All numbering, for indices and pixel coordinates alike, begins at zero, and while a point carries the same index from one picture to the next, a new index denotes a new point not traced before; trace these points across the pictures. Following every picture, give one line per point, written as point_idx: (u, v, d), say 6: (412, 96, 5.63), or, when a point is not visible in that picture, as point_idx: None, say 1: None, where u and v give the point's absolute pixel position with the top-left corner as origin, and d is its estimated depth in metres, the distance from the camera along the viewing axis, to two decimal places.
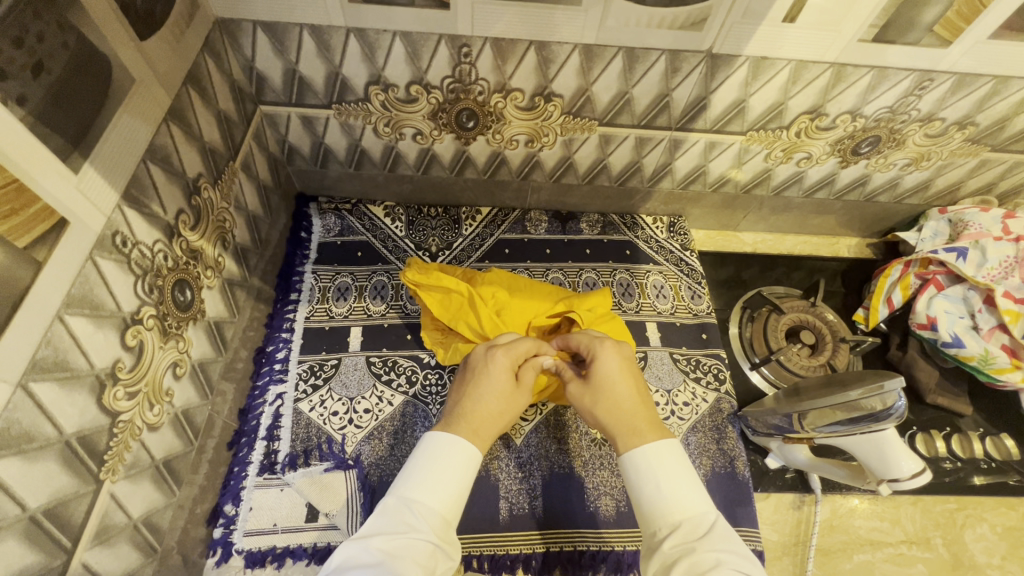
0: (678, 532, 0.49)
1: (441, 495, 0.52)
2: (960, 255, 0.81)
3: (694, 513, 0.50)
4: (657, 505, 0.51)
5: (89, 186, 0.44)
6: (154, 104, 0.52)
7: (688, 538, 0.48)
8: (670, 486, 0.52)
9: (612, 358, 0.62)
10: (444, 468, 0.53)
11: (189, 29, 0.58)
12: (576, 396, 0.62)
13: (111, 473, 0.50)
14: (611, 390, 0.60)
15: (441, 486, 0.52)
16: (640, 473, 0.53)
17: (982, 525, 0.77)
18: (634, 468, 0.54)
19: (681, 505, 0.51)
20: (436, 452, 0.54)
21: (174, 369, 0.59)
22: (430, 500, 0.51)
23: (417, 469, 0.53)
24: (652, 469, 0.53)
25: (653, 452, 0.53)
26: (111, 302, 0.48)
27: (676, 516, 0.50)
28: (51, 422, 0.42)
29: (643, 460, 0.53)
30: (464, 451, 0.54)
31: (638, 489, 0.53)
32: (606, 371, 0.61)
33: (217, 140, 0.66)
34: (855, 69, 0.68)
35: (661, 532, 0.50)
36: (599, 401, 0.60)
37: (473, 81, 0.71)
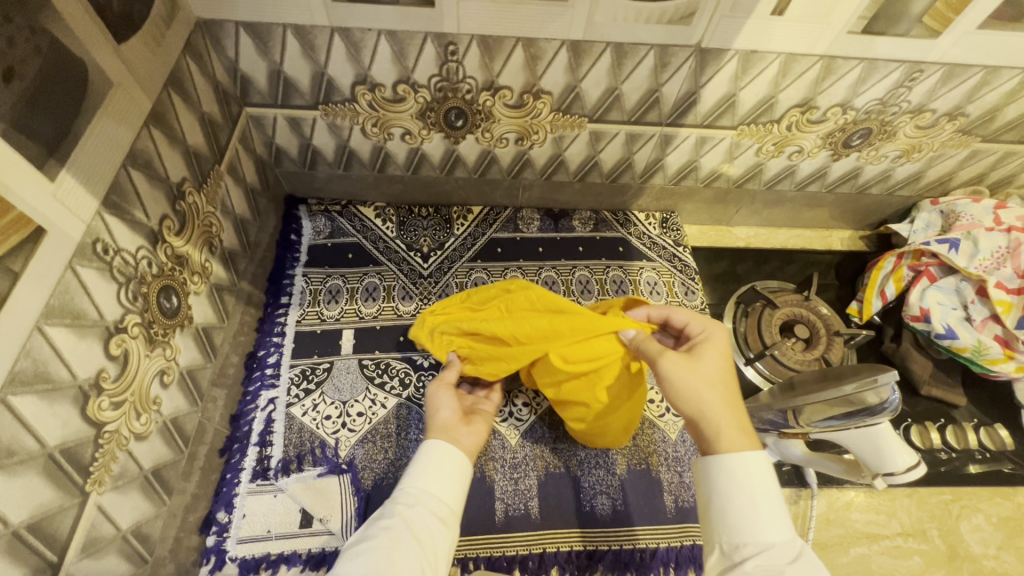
0: (766, 554, 0.46)
1: (443, 491, 0.55)
2: (952, 247, 0.81)
3: (784, 539, 0.47)
4: (746, 522, 0.48)
5: (67, 193, 0.43)
6: (133, 107, 0.51)
7: (774, 561, 0.45)
8: (763, 508, 0.48)
9: (720, 349, 0.59)
10: (437, 466, 0.57)
11: (168, 31, 0.56)
12: (673, 368, 0.57)
13: (98, 485, 0.49)
14: (704, 389, 0.55)
15: (440, 484, 0.55)
16: (728, 485, 0.50)
17: (978, 516, 0.77)
18: (725, 477, 0.50)
19: (767, 527, 0.47)
20: (430, 451, 0.58)
21: (162, 376, 0.58)
22: (428, 495, 0.54)
23: (419, 466, 0.57)
24: (740, 484, 0.49)
25: (760, 459, 0.50)
26: (93, 310, 0.47)
27: (765, 538, 0.47)
28: (32, 435, 0.41)
29: (734, 471, 0.50)
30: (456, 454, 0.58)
31: (725, 502, 0.50)
32: (711, 358, 0.57)
33: (201, 143, 0.65)
34: (845, 61, 0.68)
35: (746, 549, 0.47)
36: (698, 386, 0.55)
37: (461, 79, 0.70)
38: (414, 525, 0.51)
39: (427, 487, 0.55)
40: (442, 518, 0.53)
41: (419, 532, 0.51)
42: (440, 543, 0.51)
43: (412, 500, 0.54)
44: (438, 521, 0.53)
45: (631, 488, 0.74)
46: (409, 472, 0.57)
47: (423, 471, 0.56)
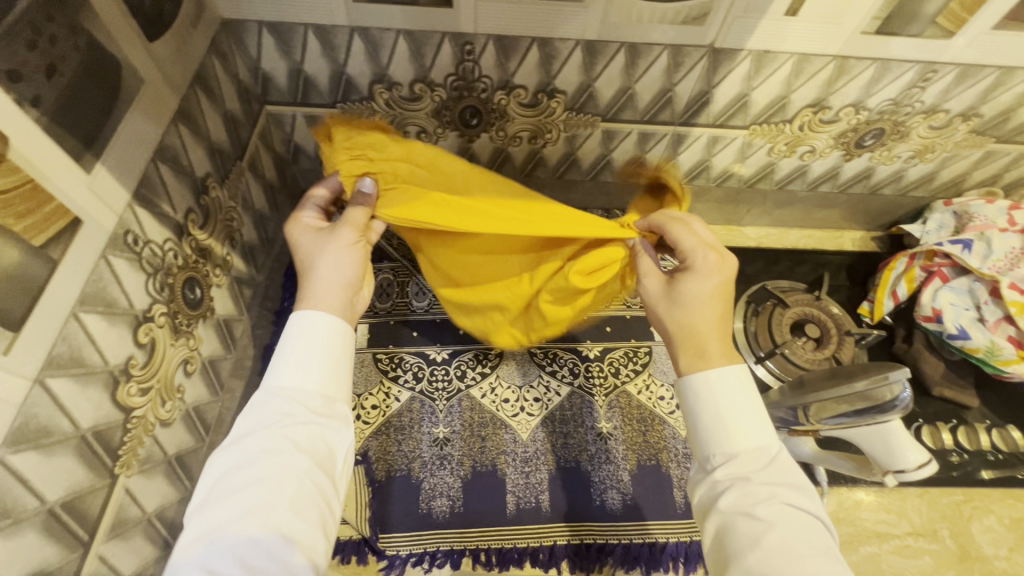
0: (735, 462, 0.51)
1: (305, 376, 0.53)
2: (965, 247, 0.81)
3: (762, 445, 0.51)
4: (716, 433, 0.53)
5: (101, 185, 0.45)
6: (162, 104, 0.53)
7: (742, 469, 0.50)
8: (731, 413, 0.52)
9: (706, 279, 0.56)
10: (314, 349, 0.54)
11: (195, 31, 0.58)
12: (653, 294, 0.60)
13: (126, 468, 0.51)
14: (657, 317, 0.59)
15: (303, 374, 0.53)
16: (698, 395, 0.54)
17: (989, 517, 0.77)
18: (691, 394, 0.54)
19: (741, 436, 0.52)
20: (296, 329, 0.54)
21: (185, 365, 0.60)
22: (299, 389, 0.53)
23: (285, 352, 0.54)
24: (712, 398, 0.53)
25: (718, 379, 0.53)
26: (124, 299, 0.49)
27: (735, 447, 0.51)
28: (67, 417, 0.43)
29: (705, 389, 0.53)
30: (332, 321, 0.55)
31: (694, 409, 0.54)
32: (695, 288, 0.56)
33: (224, 140, 0.67)
34: (858, 61, 0.68)
35: (717, 457, 0.52)
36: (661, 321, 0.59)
37: (477, 78, 0.71)
38: (300, 435, 0.50)
39: (299, 379, 0.53)
40: (334, 412, 0.53)
41: (308, 440, 0.50)
42: (329, 431, 0.52)
43: (276, 397, 0.52)
44: (322, 416, 0.52)
45: (640, 483, 0.74)
46: (280, 362, 0.53)
47: (290, 364, 0.53)
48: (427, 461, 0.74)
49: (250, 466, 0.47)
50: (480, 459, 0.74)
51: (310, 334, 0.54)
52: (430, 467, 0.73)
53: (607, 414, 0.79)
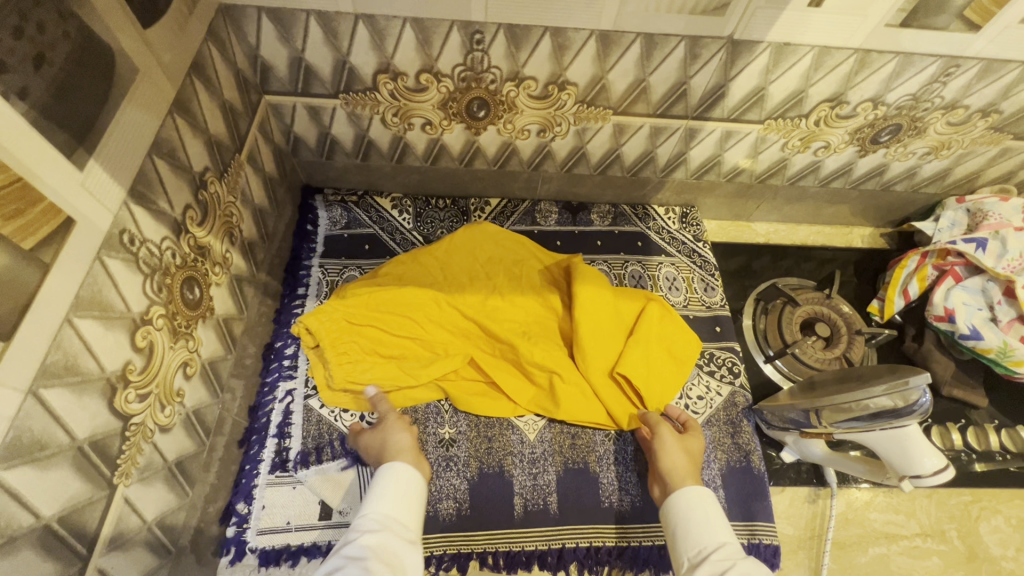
0: (724, 548, 0.55)
1: (403, 509, 0.57)
2: (979, 247, 0.80)
3: (732, 541, 0.56)
4: (704, 528, 0.57)
5: (96, 183, 0.43)
6: (158, 95, 0.50)
7: (732, 554, 0.54)
8: (717, 520, 0.58)
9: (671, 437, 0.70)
10: (398, 492, 0.58)
11: (191, 17, 0.55)
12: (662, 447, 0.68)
13: (125, 477, 0.49)
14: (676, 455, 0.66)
15: (402, 506, 0.57)
16: (684, 508, 0.60)
17: (997, 517, 0.77)
18: (681, 498, 0.61)
19: (724, 532, 0.57)
20: (388, 474, 0.60)
21: (184, 368, 0.58)
22: (397, 521, 0.55)
23: (379, 494, 0.58)
24: (701, 501, 0.60)
25: (700, 495, 0.61)
26: (120, 302, 0.46)
27: (721, 538, 0.56)
28: (63, 427, 0.41)
29: (683, 503, 0.61)
30: (413, 474, 0.61)
31: (685, 523, 0.59)
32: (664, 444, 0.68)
33: (222, 132, 0.64)
34: (880, 55, 0.66)
35: (706, 550, 0.55)
36: (672, 451, 0.67)
37: (486, 69, 0.69)
38: (382, 546, 0.51)
39: (391, 512, 0.56)
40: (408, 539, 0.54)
41: (387, 553, 0.51)
42: (407, 557, 0.52)
43: (374, 524, 0.54)
44: (403, 540, 0.53)
45: (650, 485, 0.73)
46: (373, 502, 0.57)
47: (383, 497, 0.57)
48: (434, 463, 0.72)
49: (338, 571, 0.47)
50: (487, 461, 0.73)
51: (398, 486, 0.59)
52: (437, 469, 0.71)
53: None
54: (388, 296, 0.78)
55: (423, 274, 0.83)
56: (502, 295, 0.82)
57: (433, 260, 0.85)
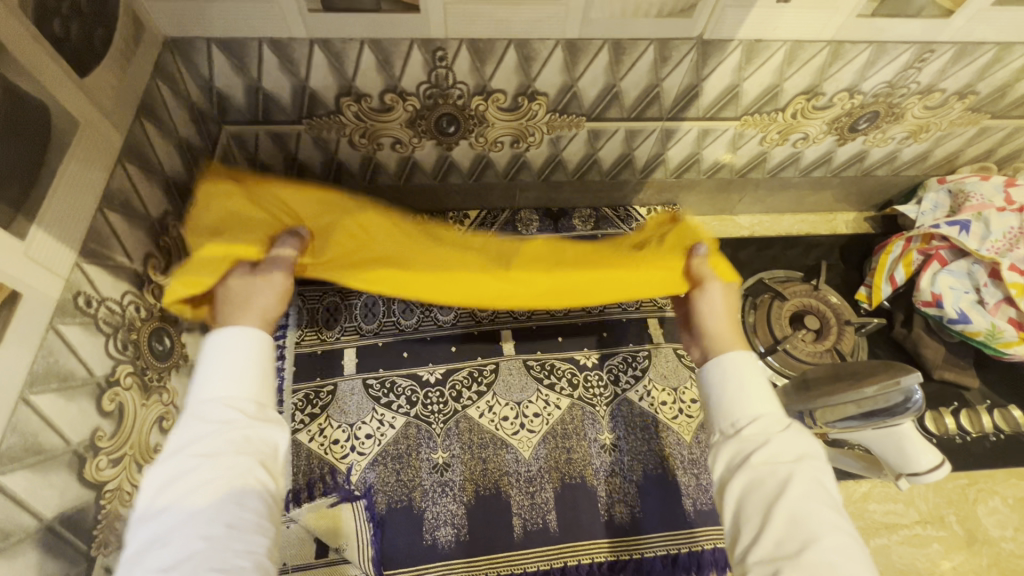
0: (757, 423, 0.50)
1: (244, 377, 0.46)
2: (962, 229, 0.80)
3: (772, 410, 0.51)
4: (737, 401, 0.51)
5: (41, 250, 0.40)
6: (105, 147, 0.48)
7: (765, 429, 0.49)
8: (754, 388, 0.52)
9: (720, 294, 0.62)
10: (238, 360, 0.47)
11: (135, 55, 0.53)
12: (710, 300, 0.62)
13: (104, 547, 0.47)
14: (713, 309, 0.61)
15: (233, 380, 0.46)
16: (719, 377, 0.54)
17: (994, 499, 0.77)
18: (719, 368, 0.54)
19: (760, 402, 0.51)
20: (220, 343, 0.47)
21: (161, 423, 0.56)
22: (231, 397, 0.45)
23: (211, 367, 0.46)
24: (737, 370, 0.53)
25: (738, 364, 0.54)
26: (81, 368, 0.44)
27: (756, 410, 0.50)
28: (27, 511, 0.39)
29: (719, 374, 0.54)
30: (249, 334, 0.48)
31: (726, 384, 0.53)
32: (710, 305, 0.62)
33: (180, 171, 0.61)
34: (853, 45, 0.65)
35: (740, 422, 0.51)
36: (717, 306, 0.62)
37: (451, 85, 0.66)
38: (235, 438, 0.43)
39: (220, 393, 0.45)
40: (269, 418, 0.46)
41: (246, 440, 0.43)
42: (261, 428, 0.45)
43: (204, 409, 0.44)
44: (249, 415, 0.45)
45: (649, 495, 0.73)
46: (203, 383, 0.45)
47: (212, 375, 0.46)
48: (429, 489, 0.71)
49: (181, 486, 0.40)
50: (482, 483, 0.72)
51: (234, 353, 0.47)
52: (432, 495, 0.70)
53: (610, 424, 0.77)
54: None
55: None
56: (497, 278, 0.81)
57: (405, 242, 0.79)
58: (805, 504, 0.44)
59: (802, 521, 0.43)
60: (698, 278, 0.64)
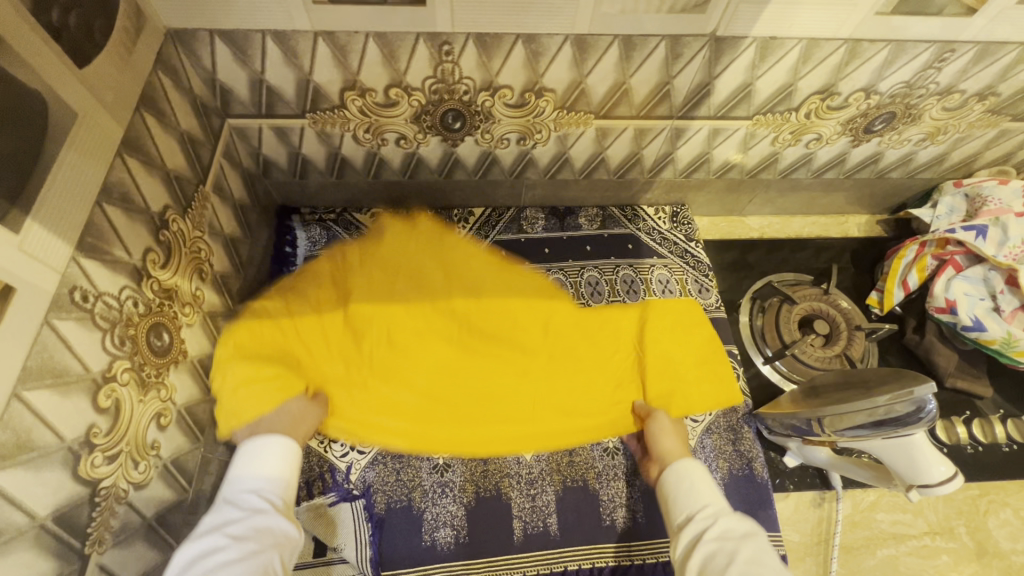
0: (722, 530, 0.57)
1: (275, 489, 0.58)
2: (978, 234, 0.78)
3: (718, 502, 0.62)
4: (689, 497, 0.62)
5: (36, 244, 0.40)
6: (104, 138, 0.47)
7: (730, 537, 0.57)
8: (704, 488, 0.63)
9: (666, 425, 0.72)
10: (275, 464, 0.60)
11: (136, 46, 0.52)
12: (660, 427, 0.71)
13: (98, 545, 0.46)
14: (665, 438, 0.70)
15: (270, 466, 0.59)
16: (674, 482, 0.65)
17: (1005, 510, 0.76)
18: (674, 476, 0.65)
19: (705, 494, 0.62)
20: (261, 448, 0.60)
21: (158, 419, 0.55)
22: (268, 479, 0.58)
23: (258, 462, 0.59)
24: (689, 477, 0.64)
25: (683, 468, 0.65)
26: (76, 364, 0.44)
27: (708, 504, 0.61)
28: (20, 508, 0.38)
29: (674, 479, 0.65)
30: (285, 445, 0.61)
31: (677, 487, 0.64)
32: (658, 429, 0.71)
33: (182, 165, 0.61)
34: (871, 44, 0.63)
35: (693, 513, 0.61)
36: (671, 436, 0.70)
37: (457, 80, 0.65)
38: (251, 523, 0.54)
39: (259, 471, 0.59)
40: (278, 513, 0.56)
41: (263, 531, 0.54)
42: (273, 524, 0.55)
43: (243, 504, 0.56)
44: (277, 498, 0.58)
45: (651, 500, 0.72)
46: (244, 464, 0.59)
47: (259, 460, 0.59)
48: (429, 490, 0.70)
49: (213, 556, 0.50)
50: (483, 484, 0.71)
51: (275, 459, 0.60)
52: (431, 496, 0.69)
53: (614, 427, 0.76)
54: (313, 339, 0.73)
55: (351, 275, 0.80)
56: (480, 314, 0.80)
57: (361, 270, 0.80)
58: (760, 562, 0.53)
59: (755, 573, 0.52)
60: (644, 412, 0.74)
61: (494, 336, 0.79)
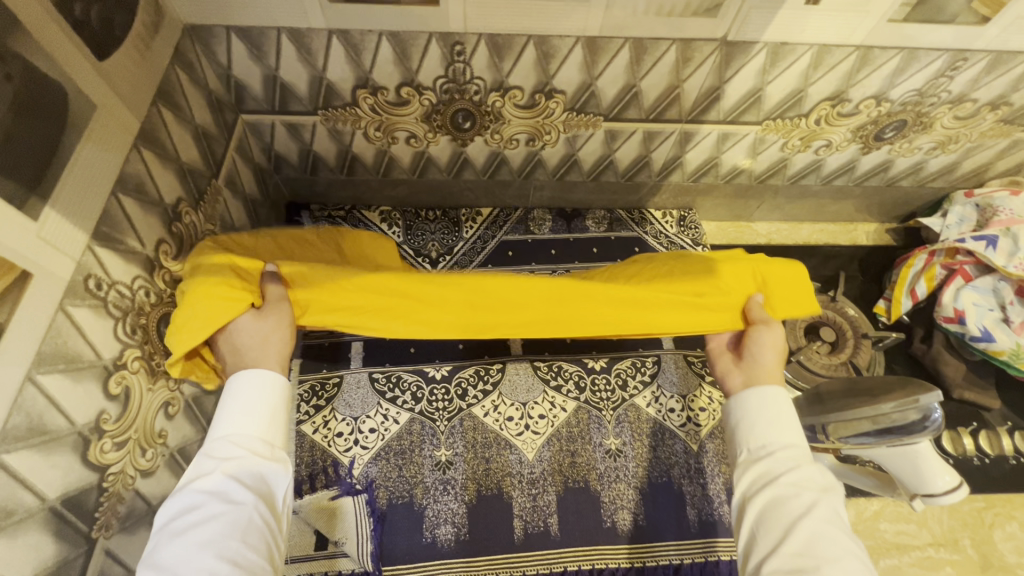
0: (795, 478, 0.48)
1: (262, 428, 0.48)
2: (989, 244, 0.77)
3: (801, 442, 0.51)
4: (760, 430, 0.52)
5: (54, 231, 0.40)
6: (122, 130, 0.48)
7: (803, 489, 0.47)
8: (788, 417, 0.52)
9: (777, 334, 0.57)
10: (259, 403, 0.48)
11: (154, 41, 0.53)
12: (764, 340, 0.57)
13: (105, 530, 0.47)
14: (767, 353, 0.57)
15: (254, 417, 0.48)
16: (751, 405, 0.54)
17: (1012, 524, 0.75)
18: (751, 401, 0.54)
19: (784, 432, 0.51)
20: (244, 382, 0.49)
21: (166, 408, 0.56)
22: (249, 434, 0.47)
23: (238, 403, 0.48)
24: (770, 405, 0.53)
25: (771, 400, 0.53)
26: (89, 351, 0.44)
27: (781, 442, 0.51)
28: (30, 491, 0.39)
29: (753, 403, 0.54)
30: (271, 378, 0.49)
31: (753, 417, 0.53)
32: (762, 340, 0.57)
33: (195, 158, 0.61)
34: (883, 51, 0.63)
35: (769, 447, 0.51)
36: (774, 350, 0.57)
37: (468, 80, 0.66)
38: (246, 475, 0.45)
39: (242, 429, 0.47)
40: (274, 458, 0.47)
41: (256, 480, 0.45)
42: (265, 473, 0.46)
43: (225, 449, 0.46)
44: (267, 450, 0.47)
45: (652, 503, 0.71)
46: (221, 414, 0.48)
47: (238, 410, 0.48)
48: (430, 487, 0.70)
49: (194, 510, 0.42)
50: (484, 482, 0.71)
51: (259, 397, 0.49)
52: (433, 493, 0.70)
53: (616, 429, 0.76)
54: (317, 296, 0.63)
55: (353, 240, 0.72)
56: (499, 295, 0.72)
57: (375, 248, 0.74)
58: (827, 534, 0.44)
59: (818, 540, 0.44)
60: (755, 318, 0.59)
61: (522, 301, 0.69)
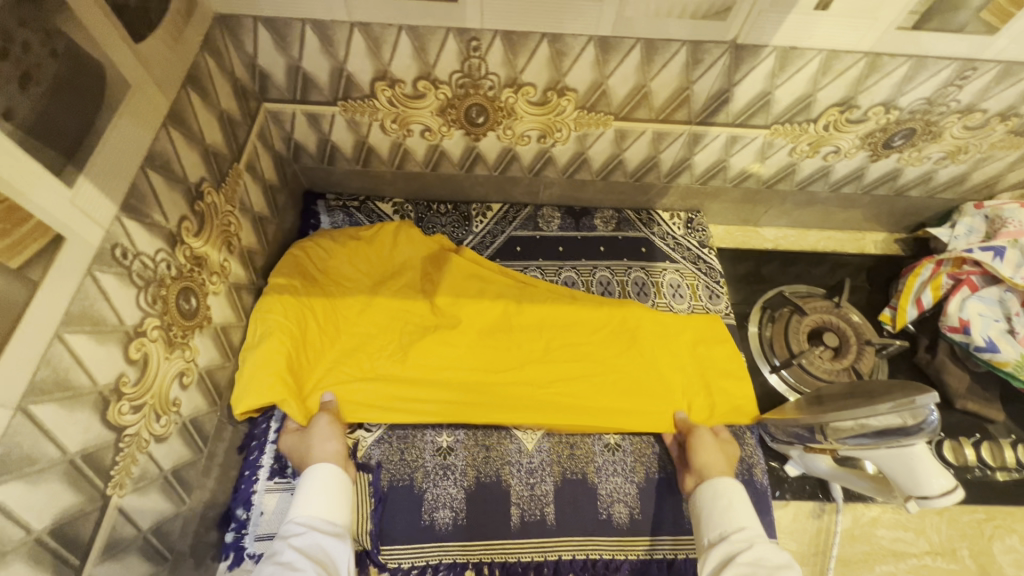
0: (750, 548, 0.56)
1: (328, 512, 0.59)
2: (997, 255, 0.77)
3: (754, 525, 0.60)
4: (721, 518, 0.62)
5: (86, 200, 0.43)
6: (152, 108, 0.50)
7: (756, 558, 0.55)
8: (740, 508, 0.63)
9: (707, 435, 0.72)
10: (325, 492, 0.60)
11: (186, 28, 0.56)
12: (704, 443, 0.71)
13: (119, 488, 0.49)
14: (708, 453, 0.70)
15: (323, 504, 0.59)
16: (708, 498, 0.65)
17: (1012, 537, 0.74)
18: (709, 490, 0.65)
19: (738, 518, 0.61)
20: (314, 476, 0.61)
21: (181, 378, 0.58)
22: (319, 516, 0.58)
23: (311, 496, 0.60)
24: (723, 496, 0.64)
25: (721, 491, 0.65)
26: (112, 315, 0.47)
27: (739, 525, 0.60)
28: (53, 442, 0.42)
29: (709, 494, 0.65)
30: (337, 473, 0.62)
31: (712, 507, 0.64)
32: (702, 444, 0.71)
33: (219, 142, 0.64)
34: (891, 58, 0.64)
35: (727, 532, 0.61)
36: (712, 451, 0.70)
37: (483, 76, 0.68)
38: (312, 545, 0.54)
39: (311, 511, 0.58)
40: (335, 536, 0.56)
41: (319, 551, 0.54)
42: (330, 547, 0.55)
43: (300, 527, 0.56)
44: (331, 531, 0.57)
45: (648, 498, 0.72)
46: (298, 503, 0.59)
47: (309, 498, 0.59)
48: (431, 471, 0.71)
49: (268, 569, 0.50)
50: (484, 470, 0.72)
51: (325, 487, 0.61)
52: (433, 477, 0.71)
53: None
54: (343, 316, 0.79)
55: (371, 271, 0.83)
56: (501, 305, 0.82)
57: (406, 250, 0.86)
58: None
59: None
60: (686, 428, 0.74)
61: (509, 341, 0.80)
